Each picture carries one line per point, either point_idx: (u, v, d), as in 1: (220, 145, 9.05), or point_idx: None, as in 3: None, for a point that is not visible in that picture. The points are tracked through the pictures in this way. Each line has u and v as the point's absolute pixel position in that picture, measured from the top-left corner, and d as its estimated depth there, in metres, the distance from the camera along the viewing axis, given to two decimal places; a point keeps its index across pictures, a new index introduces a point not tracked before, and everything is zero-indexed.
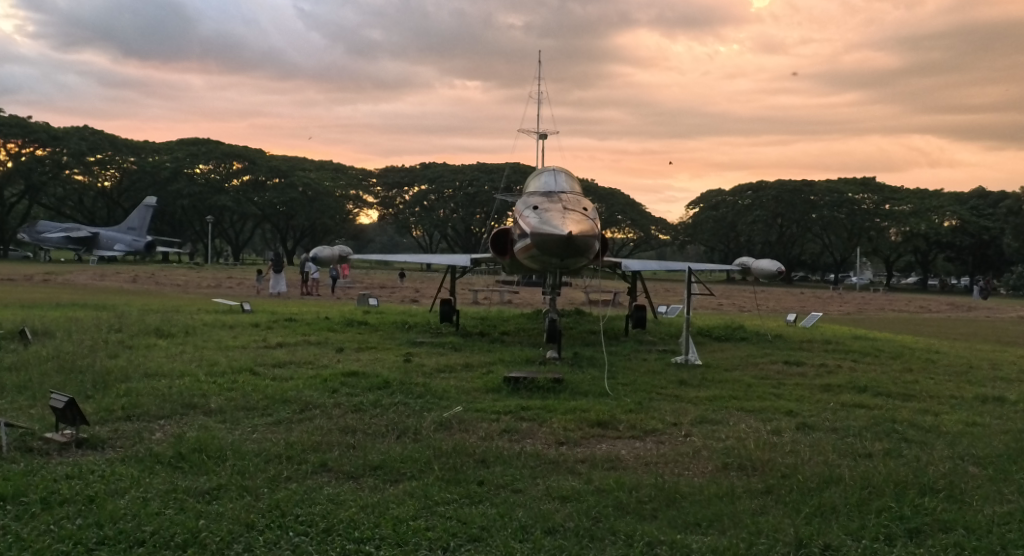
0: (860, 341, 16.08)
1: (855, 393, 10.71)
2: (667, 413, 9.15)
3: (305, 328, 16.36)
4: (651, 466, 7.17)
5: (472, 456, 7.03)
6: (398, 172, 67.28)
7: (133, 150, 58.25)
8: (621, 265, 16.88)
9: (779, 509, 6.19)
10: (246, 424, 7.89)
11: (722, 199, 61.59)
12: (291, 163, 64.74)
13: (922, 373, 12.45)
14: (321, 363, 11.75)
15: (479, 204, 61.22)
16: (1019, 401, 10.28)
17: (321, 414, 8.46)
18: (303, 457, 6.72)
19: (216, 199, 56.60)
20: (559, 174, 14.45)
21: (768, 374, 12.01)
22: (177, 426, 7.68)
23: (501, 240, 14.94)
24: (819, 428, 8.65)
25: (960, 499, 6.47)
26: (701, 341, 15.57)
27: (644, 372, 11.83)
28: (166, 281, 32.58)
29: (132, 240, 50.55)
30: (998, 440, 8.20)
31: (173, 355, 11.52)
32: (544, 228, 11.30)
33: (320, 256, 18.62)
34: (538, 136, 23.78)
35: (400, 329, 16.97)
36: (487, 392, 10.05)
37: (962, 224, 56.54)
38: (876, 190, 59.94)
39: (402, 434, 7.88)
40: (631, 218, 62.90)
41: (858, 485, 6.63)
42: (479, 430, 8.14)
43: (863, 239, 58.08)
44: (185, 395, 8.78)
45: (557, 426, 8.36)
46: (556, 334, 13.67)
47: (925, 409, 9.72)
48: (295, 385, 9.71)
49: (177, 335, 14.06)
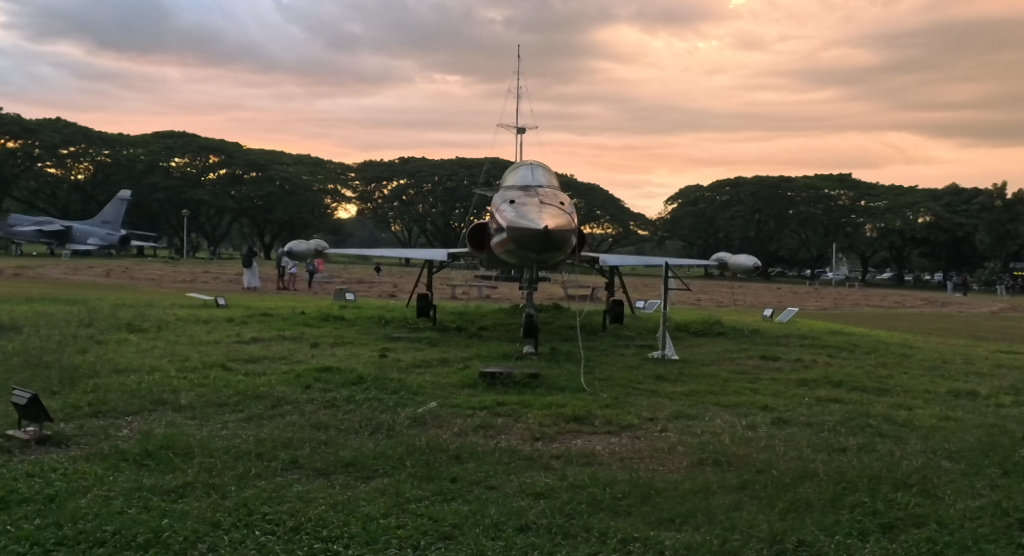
0: (836, 336, 16.12)
1: (830, 387, 10.74)
2: (644, 408, 9.13)
3: (281, 323, 16.19)
4: (626, 461, 7.14)
5: (446, 452, 6.96)
6: (377, 167, 67.06)
7: (108, 144, 57.52)
8: (599, 260, 16.76)
9: (754, 504, 6.16)
10: (217, 420, 7.78)
11: (701, 195, 61.82)
12: (269, 157, 64.42)
13: (897, 368, 12.50)
14: (297, 358, 11.61)
15: (460, 198, 61.50)
16: (991, 396, 10.34)
17: (294, 410, 8.37)
18: (273, 454, 6.63)
19: (193, 192, 56.77)
20: (537, 169, 14.37)
21: (745, 369, 12.03)
22: (146, 421, 7.59)
23: (478, 234, 14.84)
24: (794, 423, 8.65)
25: (933, 494, 6.48)
26: (679, 336, 15.60)
27: (620, 367, 11.83)
28: (140, 276, 32.20)
29: (106, 234, 50.06)
30: (970, 435, 8.24)
31: (143, 350, 11.34)
32: (521, 222, 11.21)
33: (296, 250, 18.42)
34: (516, 130, 23.82)
35: (377, 324, 16.85)
36: (463, 387, 9.99)
37: (937, 220, 56.10)
38: (852, 186, 60.69)
39: (376, 430, 7.80)
40: (610, 213, 63.26)
41: (833, 481, 6.61)
42: (453, 427, 8.07)
43: (840, 235, 58.73)
44: (155, 391, 8.65)
45: (533, 422, 8.31)
46: (533, 329, 13.65)
47: (899, 403, 9.79)
48: (268, 381, 9.59)
49: (148, 330, 13.85)
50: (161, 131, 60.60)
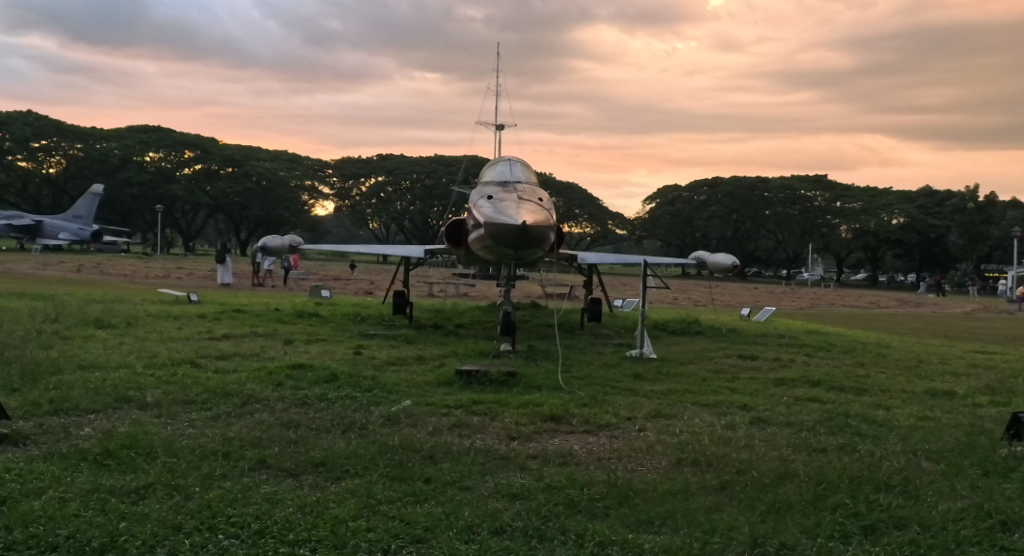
0: (813, 336, 16.08)
1: (808, 387, 10.65)
2: (621, 407, 8.98)
3: (254, 320, 15.92)
4: (604, 462, 6.98)
5: (419, 452, 6.77)
6: (355, 163, 66.67)
7: (81, 137, 56.78)
8: (577, 258, 16.63)
9: (734, 506, 6.02)
10: (184, 418, 7.56)
11: (679, 194, 61.91)
12: (245, 152, 63.86)
13: (874, 367, 12.44)
14: (268, 355, 11.37)
15: (438, 196, 61.30)
16: (969, 396, 10.29)
17: (264, 409, 8.14)
18: (240, 454, 6.41)
19: (167, 188, 56.18)
20: (515, 164, 14.20)
21: (723, 368, 11.92)
22: (109, 419, 7.36)
23: (456, 231, 14.66)
24: (773, 423, 8.53)
25: (914, 495, 6.37)
26: (657, 335, 15.48)
27: (598, 365, 11.70)
28: (112, 270, 31.74)
29: (78, 228, 49.59)
30: (949, 435, 8.15)
31: (110, 346, 11.08)
32: (498, 218, 11.04)
33: (269, 246, 18.15)
34: (495, 127, 23.68)
35: (352, 321, 16.60)
36: (439, 386, 9.79)
37: (910, 222, 56.57)
38: (828, 187, 61.04)
39: (349, 429, 7.60)
40: (589, 212, 63.32)
41: (813, 481, 6.50)
42: (427, 426, 7.87)
43: (815, 235, 59.03)
44: (119, 388, 8.41)
45: (509, 421, 8.14)
46: (511, 327, 13.51)
47: (877, 403, 9.70)
48: (239, 379, 9.38)
49: (117, 326, 13.56)
50: (135, 125, 59.91)
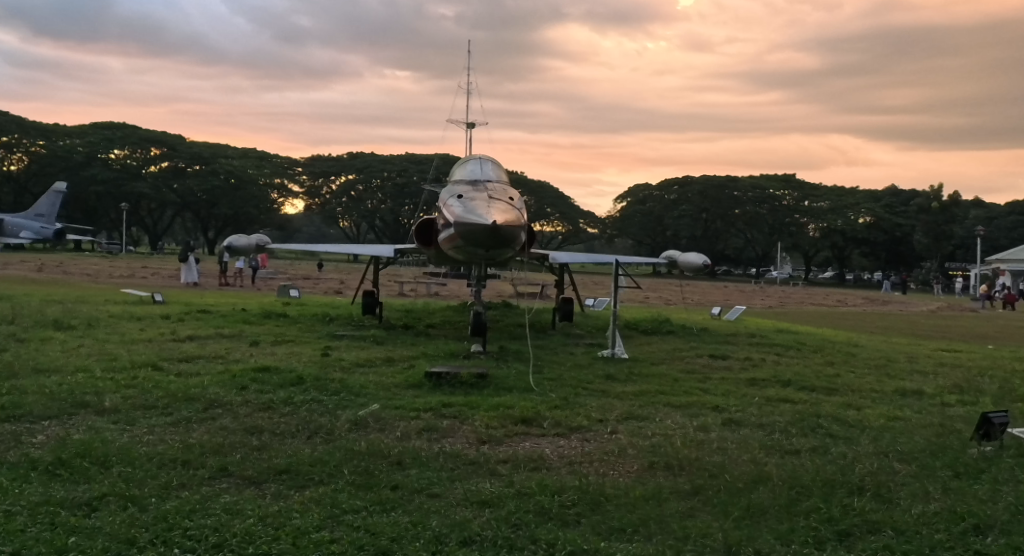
0: (784, 335, 16.08)
1: (779, 387, 10.59)
2: (593, 409, 8.86)
3: (219, 321, 15.65)
4: (575, 466, 6.86)
5: (387, 458, 6.60)
6: (325, 161, 66.18)
7: (43, 134, 55.82)
8: (548, 257, 16.51)
9: (708, 512, 5.91)
10: (142, 426, 7.43)
11: (649, 193, 62.05)
12: (213, 150, 63.12)
13: (844, 366, 12.46)
14: (233, 357, 11.23)
15: (409, 195, 60.99)
16: (937, 395, 10.30)
17: (227, 414, 8.02)
18: (200, 461, 6.25)
19: (133, 186, 55.44)
20: (486, 163, 14.06)
21: (694, 368, 11.85)
22: (64, 427, 7.33)
23: (426, 230, 14.46)
24: (745, 425, 8.45)
25: (888, 498, 6.28)
26: (629, 335, 15.39)
27: (571, 366, 11.55)
28: (75, 270, 31.18)
29: (40, 227, 48.66)
30: (920, 436, 8.09)
31: (69, 351, 10.91)
32: (468, 217, 10.87)
33: (235, 246, 17.85)
34: (466, 125, 23.52)
35: (321, 322, 16.40)
36: (408, 388, 9.62)
37: (877, 221, 57.49)
38: (796, 187, 61.39)
39: (314, 434, 7.44)
40: (560, 211, 63.41)
41: (787, 485, 6.40)
42: (395, 430, 7.71)
43: (784, 234, 59.48)
44: (76, 393, 8.43)
45: (479, 424, 8.00)
46: (481, 327, 13.34)
47: (848, 403, 9.65)
48: (201, 382, 9.23)
49: (77, 327, 13.34)
50: (100, 122, 59.05)
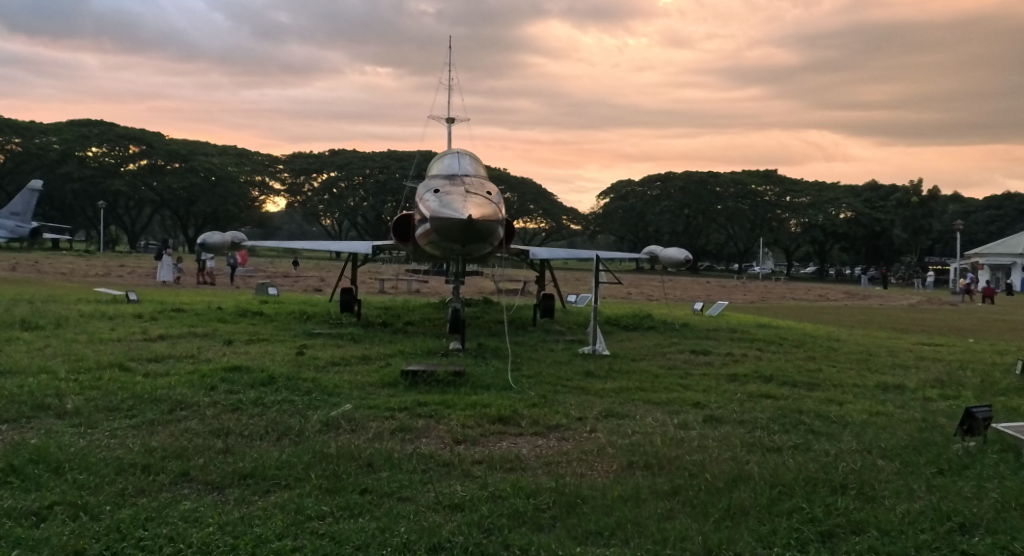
0: (764, 330, 15.95)
1: (761, 382, 10.45)
2: (572, 407, 8.67)
3: (193, 319, 15.38)
4: (552, 466, 6.66)
5: (356, 460, 6.38)
6: (305, 158, 65.65)
7: (18, 131, 55.07)
8: (528, 253, 16.29)
9: (686, 513, 5.74)
10: (105, 431, 7.25)
11: (631, 189, 61.98)
12: (192, 147, 62.43)
13: (825, 361, 12.36)
14: (205, 356, 10.97)
15: (390, 192, 60.62)
16: (919, 389, 10.18)
17: (192, 415, 7.82)
18: (161, 466, 6.07)
19: (110, 183, 54.88)
20: (464, 157, 13.81)
21: (676, 363, 11.71)
22: (23, 431, 7.21)
23: (403, 226, 14.22)
24: (726, 421, 8.28)
25: (872, 497, 6.12)
26: (609, 331, 15.19)
27: (550, 363, 11.38)
28: (49, 269, 30.70)
29: (15, 226, 48.01)
30: (903, 431, 7.94)
31: (33, 352, 10.67)
32: (444, 212, 10.64)
33: (210, 243, 17.51)
34: (446, 120, 23.21)
35: (297, 320, 16.11)
36: (384, 387, 9.40)
37: (857, 216, 57.27)
38: (777, 181, 61.32)
39: (284, 435, 7.21)
40: (542, 207, 63.27)
41: (768, 484, 6.22)
42: (368, 430, 7.49)
43: (765, 230, 59.52)
44: (37, 395, 8.25)
45: (455, 424, 7.79)
46: (459, 324, 13.13)
47: (830, 398, 9.52)
48: (169, 383, 9.02)
49: (44, 327, 13.03)
50: (76, 119, 58.35)
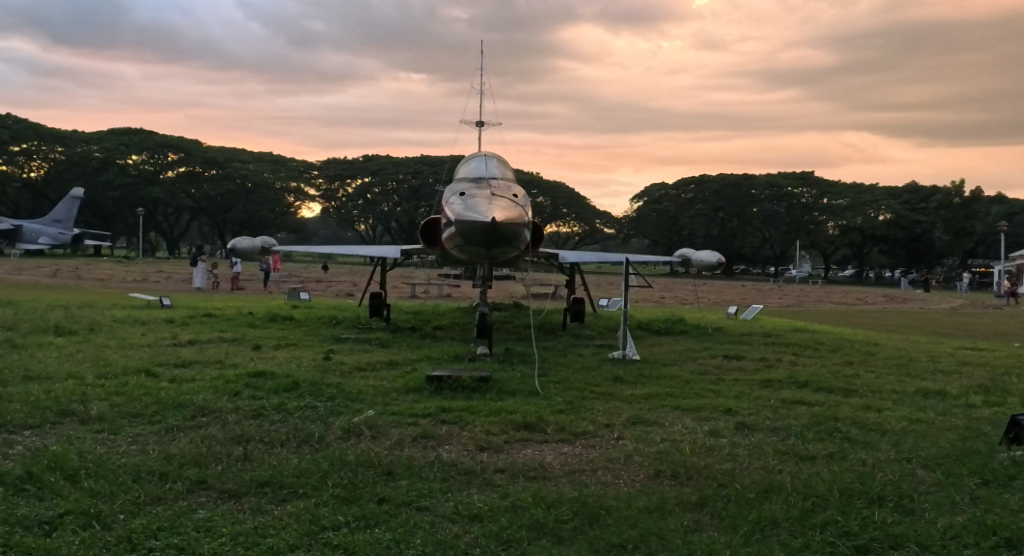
0: (800, 334, 15.61)
1: (795, 388, 10.17)
2: (599, 414, 8.47)
3: (224, 325, 15.39)
4: (576, 475, 6.49)
5: (376, 468, 6.24)
6: (339, 164, 66.00)
7: (60, 140, 56.00)
8: (558, 257, 16.10)
9: (714, 525, 5.54)
10: (129, 437, 7.22)
11: (665, 192, 61.58)
12: (228, 154, 63.04)
13: (863, 366, 12.02)
14: (232, 362, 10.93)
15: (423, 197, 60.67)
16: (962, 396, 9.84)
17: (214, 421, 7.75)
18: (179, 474, 5.98)
19: (149, 191, 55.56)
20: (490, 160, 13.68)
21: (707, 369, 11.43)
22: (45, 437, 7.18)
23: (430, 230, 14.10)
24: (759, 429, 8.04)
25: (911, 509, 5.87)
26: (639, 336, 14.94)
27: (577, 368, 11.18)
28: (88, 275, 31.14)
29: (57, 233, 48.89)
30: (944, 439, 7.65)
31: (63, 357, 10.73)
32: (468, 215, 10.50)
33: (240, 248, 17.47)
34: (477, 123, 23.08)
35: (326, 324, 16.06)
36: (408, 393, 9.28)
37: (896, 218, 55.95)
38: (814, 183, 60.43)
39: (304, 442, 7.10)
40: (575, 211, 63.05)
41: (801, 495, 5.98)
42: (389, 437, 7.35)
43: (802, 232, 58.80)
44: (62, 401, 8.24)
45: (479, 430, 7.64)
46: (485, 329, 12.98)
47: (867, 405, 9.23)
48: (194, 389, 8.97)
49: (77, 332, 13.12)
50: (116, 128, 59.22)
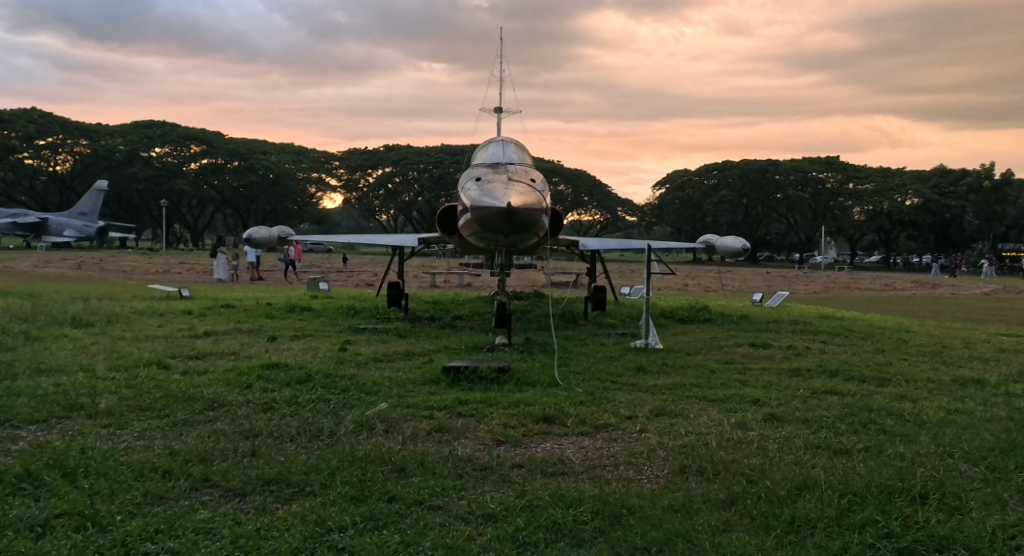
0: (827, 321, 15.19)
1: (825, 378, 9.82)
2: (621, 405, 8.15)
3: (242, 315, 15.20)
4: (598, 470, 6.20)
5: (387, 465, 5.97)
6: (361, 155, 65.98)
7: (85, 134, 56.25)
8: (578, 244, 15.71)
9: (743, 525, 5.23)
10: (137, 431, 7.03)
11: (688, 179, 60.94)
12: (250, 146, 63.06)
13: (894, 354, 11.62)
14: (247, 353, 10.71)
15: (445, 186, 60.39)
16: (1001, 385, 9.43)
17: (223, 415, 7.51)
18: (184, 471, 5.74)
19: (173, 183, 55.62)
20: (508, 145, 13.35)
21: (733, 358, 11.07)
22: (48, 433, 6.98)
23: (448, 218, 13.81)
24: (789, 421, 7.70)
25: (954, 507, 5.53)
26: (663, 324, 14.59)
27: (599, 358, 10.85)
28: (113, 267, 31.16)
29: (83, 225, 48.89)
30: (986, 431, 7.27)
31: (78, 350, 10.54)
32: (484, 201, 10.20)
33: (257, 239, 17.22)
34: (496, 110, 22.74)
35: (344, 315, 15.83)
36: (425, 385, 9.01)
37: (924, 203, 54.84)
38: (839, 168, 59.29)
39: (315, 438, 6.84)
40: (597, 199, 62.62)
41: (837, 492, 5.65)
42: (402, 431, 7.08)
43: (828, 218, 58.19)
44: (70, 394, 8.05)
45: (496, 423, 7.36)
46: (505, 318, 12.68)
47: (902, 395, 8.84)
48: (206, 382, 8.74)
49: (95, 324, 12.97)
50: (140, 121, 59.41)
